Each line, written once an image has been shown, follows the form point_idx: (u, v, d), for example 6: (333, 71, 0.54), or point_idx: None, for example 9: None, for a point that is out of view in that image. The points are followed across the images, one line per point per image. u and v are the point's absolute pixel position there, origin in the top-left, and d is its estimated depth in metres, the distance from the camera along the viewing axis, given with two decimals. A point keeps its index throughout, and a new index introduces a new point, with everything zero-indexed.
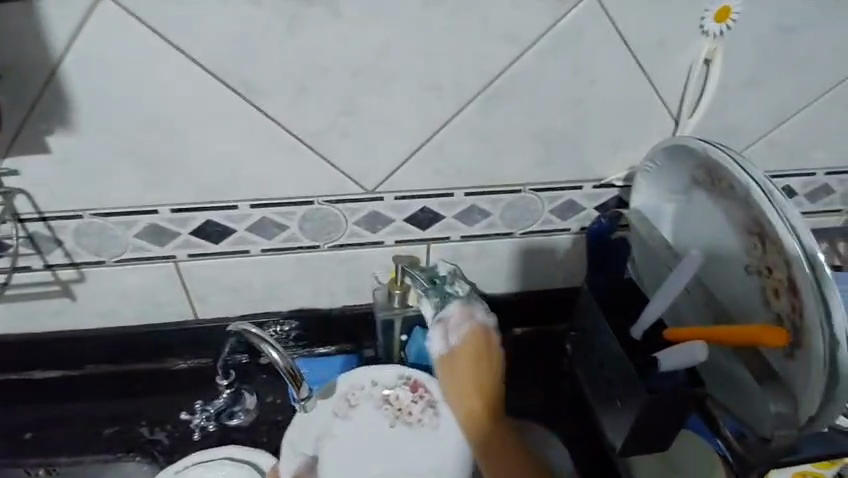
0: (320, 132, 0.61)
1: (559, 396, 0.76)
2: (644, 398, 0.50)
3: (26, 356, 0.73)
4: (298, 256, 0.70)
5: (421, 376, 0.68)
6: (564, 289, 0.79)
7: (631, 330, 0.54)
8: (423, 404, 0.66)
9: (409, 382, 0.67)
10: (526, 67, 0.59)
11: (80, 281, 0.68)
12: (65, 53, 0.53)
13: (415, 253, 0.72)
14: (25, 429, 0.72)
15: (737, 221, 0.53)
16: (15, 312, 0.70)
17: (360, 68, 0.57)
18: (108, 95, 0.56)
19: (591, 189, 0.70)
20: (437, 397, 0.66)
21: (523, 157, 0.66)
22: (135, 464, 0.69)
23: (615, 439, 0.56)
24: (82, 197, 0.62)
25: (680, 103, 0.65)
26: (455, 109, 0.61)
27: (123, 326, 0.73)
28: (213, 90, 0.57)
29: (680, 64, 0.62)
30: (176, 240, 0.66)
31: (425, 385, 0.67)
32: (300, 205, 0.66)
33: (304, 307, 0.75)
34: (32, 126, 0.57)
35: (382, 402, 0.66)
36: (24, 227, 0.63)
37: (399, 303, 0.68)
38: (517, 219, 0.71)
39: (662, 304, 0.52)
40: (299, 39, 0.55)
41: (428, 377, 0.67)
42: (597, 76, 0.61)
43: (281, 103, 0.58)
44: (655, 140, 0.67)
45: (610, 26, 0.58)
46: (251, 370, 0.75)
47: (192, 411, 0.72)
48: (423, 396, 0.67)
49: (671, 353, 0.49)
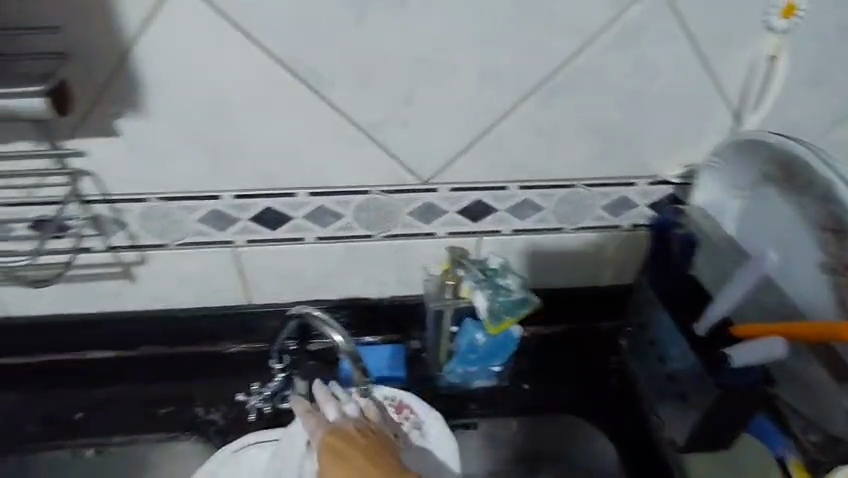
0: (381, 123, 0.61)
1: (605, 394, 0.76)
2: (713, 391, 0.54)
3: (83, 336, 0.75)
4: (351, 245, 0.71)
5: (406, 398, 0.69)
6: (612, 286, 0.79)
7: (695, 324, 0.57)
8: (408, 426, 0.67)
9: (393, 403, 0.69)
10: (588, 60, 0.59)
11: (141, 263, 0.70)
12: (139, 38, 0.54)
13: (466, 245, 0.72)
14: (79, 409, 0.73)
15: (812, 215, 0.56)
16: (75, 292, 0.72)
17: (424, 58, 0.57)
18: (176, 81, 0.56)
19: (646, 186, 0.69)
20: (423, 418, 0.68)
21: (580, 152, 0.66)
22: (191, 442, 0.72)
23: (678, 435, 0.61)
24: (147, 181, 0.63)
25: (741, 100, 0.64)
26: (515, 101, 0.61)
27: (177, 309, 0.75)
28: (279, 77, 0.57)
29: (744, 59, 0.61)
30: (235, 226, 0.67)
31: (410, 407, 0.68)
32: (356, 194, 0.66)
33: (353, 296, 0.76)
34: (101, 110, 0.57)
35: None
36: (89, 209, 0.64)
37: (451, 295, 0.68)
38: (569, 214, 0.71)
39: (731, 300, 0.56)
40: (366, 29, 0.55)
41: (414, 399, 0.69)
42: (660, 71, 0.61)
43: (344, 92, 0.59)
44: (714, 137, 0.66)
45: (675, 19, 0.58)
46: (301, 357, 0.77)
47: (247, 392, 0.74)
48: (407, 417, 0.68)
49: (746, 349, 0.54)
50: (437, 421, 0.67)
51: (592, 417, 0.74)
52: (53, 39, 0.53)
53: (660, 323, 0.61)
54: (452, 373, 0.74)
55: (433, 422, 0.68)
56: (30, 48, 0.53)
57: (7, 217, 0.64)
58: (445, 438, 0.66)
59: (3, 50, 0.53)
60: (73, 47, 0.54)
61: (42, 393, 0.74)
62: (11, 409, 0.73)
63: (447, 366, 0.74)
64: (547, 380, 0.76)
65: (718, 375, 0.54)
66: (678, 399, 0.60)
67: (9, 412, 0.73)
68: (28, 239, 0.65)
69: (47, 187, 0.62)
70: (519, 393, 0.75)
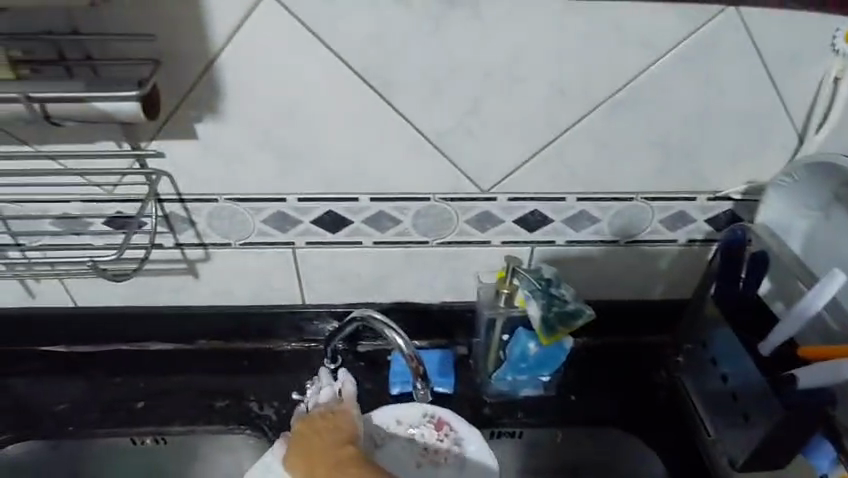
0: (446, 132, 0.63)
1: (652, 409, 0.74)
2: (781, 414, 0.52)
3: (145, 328, 0.78)
4: (407, 250, 0.72)
5: (445, 414, 0.68)
6: (663, 301, 0.78)
7: (760, 346, 0.56)
8: (449, 442, 0.67)
9: (433, 420, 0.68)
10: (654, 75, 0.60)
11: (205, 260, 0.73)
12: (223, 45, 0.57)
13: (519, 254, 0.73)
14: (138, 399, 0.76)
15: None
16: (141, 286, 0.75)
17: (492, 70, 0.59)
18: (254, 87, 0.59)
19: (705, 201, 0.69)
20: (463, 435, 0.67)
21: (640, 166, 0.66)
22: (245, 436, 0.73)
23: (735, 454, 0.60)
24: (218, 182, 0.65)
25: (806, 119, 0.63)
26: (579, 114, 0.62)
27: (235, 305, 0.77)
28: (351, 86, 0.59)
29: (812, 78, 0.61)
30: (297, 227, 0.70)
31: (450, 423, 0.68)
32: (416, 200, 0.68)
33: (404, 300, 0.77)
34: (182, 113, 0.60)
35: (408, 441, 0.67)
36: (162, 207, 0.67)
37: (505, 304, 0.69)
38: (624, 227, 0.71)
39: (795, 326, 0.54)
40: (439, 40, 0.57)
41: (452, 416, 0.68)
42: (726, 87, 0.61)
43: (413, 101, 0.60)
44: (777, 154, 0.65)
45: (746, 36, 0.58)
46: (349, 357, 0.79)
47: (304, 388, 0.76)
48: (447, 433, 0.67)
49: (810, 370, 0.52)
50: (477, 438, 0.67)
51: (640, 432, 0.72)
52: (144, 44, 0.56)
53: (717, 340, 0.60)
54: (500, 381, 0.74)
55: (471, 439, 0.67)
56: (123, 53, 0.56)
57: (86, 212, 0.67)
58: (486, 453, 0.66)
59: (100, 55, 0.56)
60: (162, 52, 0.56)
61: (105, 381, 0.77)
62: (76, 395, 0.76)
63: (495, 374, 0.74)
64: (593, 391, 0.76)
65: (782, 394, 0.52)
66: (736, 417, 0.58)
67: (74, 398, 0.76)
68: (105, 233, 0.69)
69: (125, 185, 0.65)
70: (567, 403, 0.75)
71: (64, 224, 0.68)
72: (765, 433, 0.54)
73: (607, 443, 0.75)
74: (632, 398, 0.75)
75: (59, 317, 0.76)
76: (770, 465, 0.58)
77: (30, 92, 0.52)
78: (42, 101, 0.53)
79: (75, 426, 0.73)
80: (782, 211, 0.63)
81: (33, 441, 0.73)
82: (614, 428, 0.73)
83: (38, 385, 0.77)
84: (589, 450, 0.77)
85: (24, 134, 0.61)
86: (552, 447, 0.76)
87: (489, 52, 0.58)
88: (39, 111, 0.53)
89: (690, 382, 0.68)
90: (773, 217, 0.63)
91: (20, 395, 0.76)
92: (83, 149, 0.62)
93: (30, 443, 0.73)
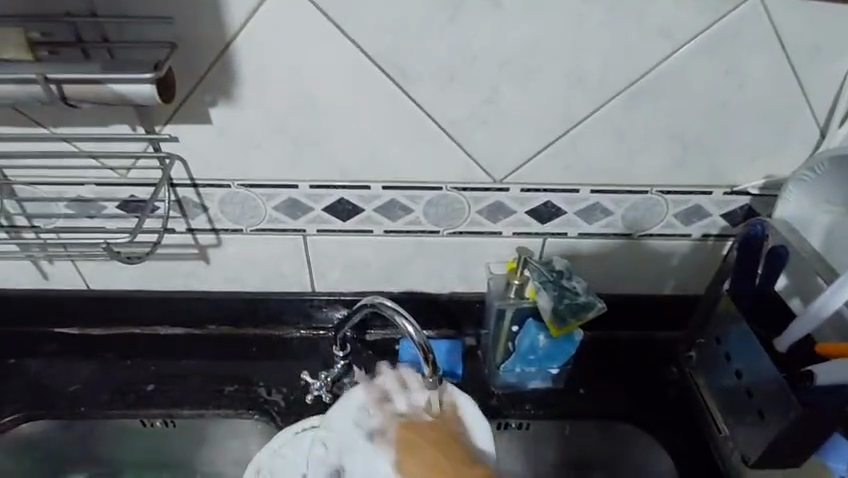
0: (461, 121, 0.62)
1: (662, 404, 0.73)
2: (798, 412, 0.51)
3: (156, 312, 0.79)
4: (418, 239, 0.72)
5: (449, 388, 0.65)
6: (674, 296, 0.77)
7: (776, 341, 0.55)
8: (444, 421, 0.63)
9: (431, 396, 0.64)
10: (675, 66, 0.58)
11: (216, 246, 0.73)
12: (240, 30, 0.56)
13: (531, 246, 0.73)
14: (148, 382, 0.76)
15: None
16: (153, 270, 0.75)
17: (509, 59, 0.58)
18: (269, 72, 0.59)
19: (721, 196, 0.68)
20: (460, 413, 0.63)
21: (657, 158, 0.65)
22: (253, 420, 0.74)
23: (748, 452, 0.58)
24: (232, 168, 0.66)
25: (830, 113, 0.62)
26: (597, 105, 0.61)
27: (246, 291, 0.78)
28: (367, 72, 0.59)
29: (839, 71, 0.59)
30: (309, 215, 0.70)
31: (447, 399, 0.64)
32: (429, 189, 0.67)
33: (414, 290, 0.77)
34: (197, 97, 0.60)
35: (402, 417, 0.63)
36: (175, 191, 0.68)
37: (515, 295, 0.69)
38: (638, 220, 0.70)
39: (814, 322, 0.52)
40: (457, 27, 0.56)
41: (454, 394, 0.65)
42: (748, 79, 0.60)
43: (428, 89, 0.60)
44: (797, 149, 0.64)
45: (771, 27, 0.56)
46: (357, 346, 0.79)
47: (314, 375, 0.77)
48: (449, 411, 0.63)
49: (832, 369, 0.49)
50: (479, 418, 0.63)
51: (649, 428, 0.72)
52: (160, 27, 0.56)
53: (731, 335, 0.59)
54: (508, 372, 0.73)
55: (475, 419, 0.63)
56: (140, 36, 0.56)
57: (100, 195, 0.68)
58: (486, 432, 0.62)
59: (117, 37, 0.56)
60: (178, 36, 0.56)
61: (117, 363, 0.78)
62: (88, 377, 0.77)
63: (503, 365, 0.73)
64: (602, 385, 0.75)
65: (799, 391, 0.51)
66: (752, 414, 0.57)
67: (87, 379, 0.77)
68: (118, 216, 0.69)
69: (139, 169, 0.65)
70: (576, 397, 0.75)
71: (78, 207, 0.69)
72: (781, 430, 0.53)
73: (615, 438, 0.75)
74: (642, 392, 0.75)
75: (72, 299, 0.77)
76: (784, 464, 0.57)
77: (48, 74, 0.52)
78: (59, 82, 0.53)
79: (87, 407, 0.74)
80: (804, 206, 0.61)
81: (46, 420, 0.74)
82: (624, 423, 0.73)
83: (51, 365, 0.78)
84: (597, 444, 0.76)
85: (40, 116, 0.62)
86: (560, 440, 0.76)
87: (507, 39, 0.57)
88: (56, 92, 0.53)
89: (701, 378, 0.67)
90: (794, 211, 0.61)
91: (33, 375, 0.77)
92: (98, 132, 0.63)
93: (43, 422, 0.74)
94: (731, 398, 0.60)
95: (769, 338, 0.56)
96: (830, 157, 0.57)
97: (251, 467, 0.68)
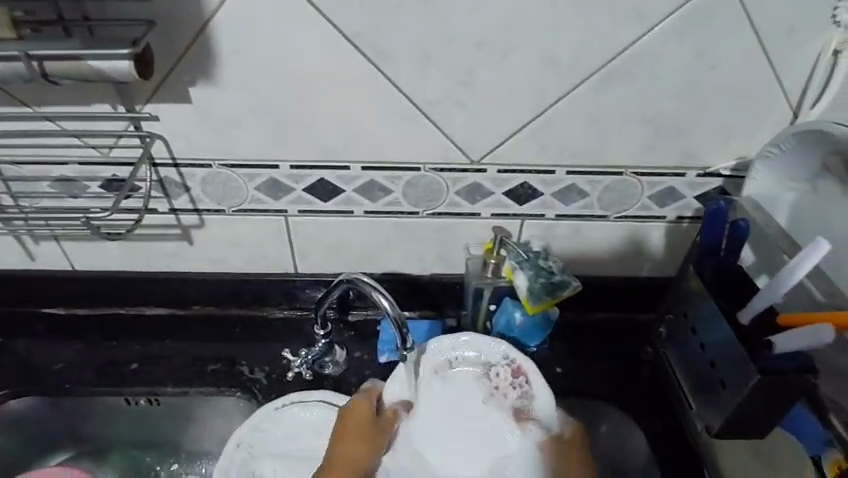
0: (438, 101, 0.63)
1: (637, 384, 0.75)
2: (758, 381, 0.52)
3: (141, 293, 0.80)
4: (398, 220, 0.73)
5: (524, 363, 0.68)
6: (651, 278, 0.79)
7: (740, 314, 0.56)
8: (518, 392, 0.67)
9: (511, 365, 0.68)
10: (647, 47, 0.60)
11: (199, 226, 0.74)
12: (218, 9, 0.57)
13: (509, 227, 0.74)
14: (133, 361, 0.78)
15: None
16: (136, 250, 0.76)
17: (483, 39, 0.59)
18: (249, 51, 0.60)
19: (694, 177, 0.69)
20: (535, 391, 0.67)
21: (631, 140, 0.66)
22: (235, 398, 0.75)
23: (711, 422, 0.60)
24: (213, 148, 0.67)
25: (801, 95, 0.63)
26: (571, 86, 0.62)
27: (229, 272, 0.79)
28: (345, 52, 0.60)
29: (808, 53, 0.60)
30: (289, 195, 0.71)
31: (526, 373, 0.68)
32: (407, 170, 0.68)
33: (395, 271, 0.79)
34: (178, 77, 0.61)
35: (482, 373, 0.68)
36: (157, 171, 0.69)
37: (492, 274, 0.70)
38: (613, 201, 0.71)
39: (776, 295, 0.54)
40: (432, 7, 0.57)
41: (532, 366, 0.68)
42: (720, 61, 0.61)
43: (405, 69, 0.61)
44: (769, 131, 0.65)
45: (741, 9, 0.58)
46: (339, 326, 0.80)
47: (296, 353, 0.78)
48: (521, 385, 0.67)
49: (789, 337, 0.52)
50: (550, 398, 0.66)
51: (624, 406, 0.74)
52: (140, 6, 0.57)
53: (699, 311, 0.61)
54: None
55: (542, 399, 0.66)
56: (121, 15, 0.57)
57: (83, 174, 0.69)
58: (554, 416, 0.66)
59: (98, 16, 0.57)
60: (158, 15, 0.57)
61: (102, 342, 0.79)
62: (74, 356, 0.78)
63: None
64: (579, 365, 0.77)
65: (758, 361, 0.53)
66: (715, 386, 0.59)
67: (73, 358, 0.78)
68: (101, 196, 0.70)
69: (121, 148, 0.66)
70: (553, 376, 0.76)
71: (62, 186, 0.70)
72: (741, 398, 0.55)
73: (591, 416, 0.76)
74: (616, 370, 0.77)
75: (58, 279, 0.78)
76: (746, 434, 0.59)
77: (30, 51, 0.53)
78: (40, 59, 0.54)
79: (72, 384, 0.75)
80: (770, 184, 0.64)
81: (32, 397, 0.75)
82: (601, 402, 0.74)
83: (38, 344, 0.79)
84: (573, 422, 0.78)
85: (23, 95, 0.63)
86: None
87: (482, 19, 0.58)
88: (37, 69, 0.54)
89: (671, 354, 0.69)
90: (760, 190, 0.64)
91: (21, 353, 0.78)
92: (81, 110, 0.64)
93: (30, 399, 0.75)
94: (697, 373, 0.62)
95: (732, 310, 0.58)
96: (793, 135, 0.60)
97: (232, 440, 0.69)
